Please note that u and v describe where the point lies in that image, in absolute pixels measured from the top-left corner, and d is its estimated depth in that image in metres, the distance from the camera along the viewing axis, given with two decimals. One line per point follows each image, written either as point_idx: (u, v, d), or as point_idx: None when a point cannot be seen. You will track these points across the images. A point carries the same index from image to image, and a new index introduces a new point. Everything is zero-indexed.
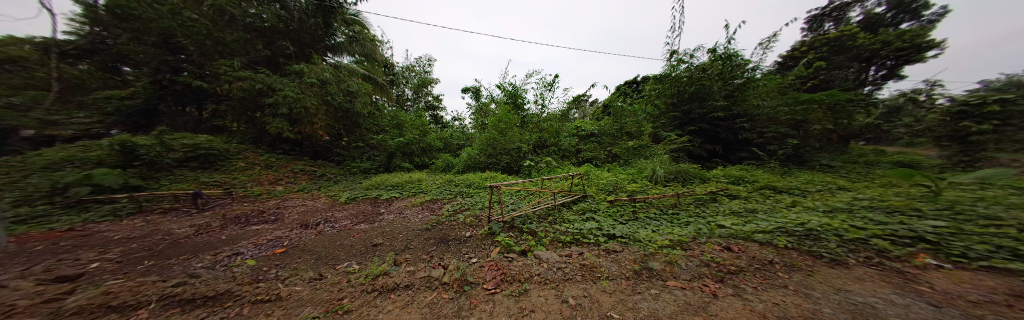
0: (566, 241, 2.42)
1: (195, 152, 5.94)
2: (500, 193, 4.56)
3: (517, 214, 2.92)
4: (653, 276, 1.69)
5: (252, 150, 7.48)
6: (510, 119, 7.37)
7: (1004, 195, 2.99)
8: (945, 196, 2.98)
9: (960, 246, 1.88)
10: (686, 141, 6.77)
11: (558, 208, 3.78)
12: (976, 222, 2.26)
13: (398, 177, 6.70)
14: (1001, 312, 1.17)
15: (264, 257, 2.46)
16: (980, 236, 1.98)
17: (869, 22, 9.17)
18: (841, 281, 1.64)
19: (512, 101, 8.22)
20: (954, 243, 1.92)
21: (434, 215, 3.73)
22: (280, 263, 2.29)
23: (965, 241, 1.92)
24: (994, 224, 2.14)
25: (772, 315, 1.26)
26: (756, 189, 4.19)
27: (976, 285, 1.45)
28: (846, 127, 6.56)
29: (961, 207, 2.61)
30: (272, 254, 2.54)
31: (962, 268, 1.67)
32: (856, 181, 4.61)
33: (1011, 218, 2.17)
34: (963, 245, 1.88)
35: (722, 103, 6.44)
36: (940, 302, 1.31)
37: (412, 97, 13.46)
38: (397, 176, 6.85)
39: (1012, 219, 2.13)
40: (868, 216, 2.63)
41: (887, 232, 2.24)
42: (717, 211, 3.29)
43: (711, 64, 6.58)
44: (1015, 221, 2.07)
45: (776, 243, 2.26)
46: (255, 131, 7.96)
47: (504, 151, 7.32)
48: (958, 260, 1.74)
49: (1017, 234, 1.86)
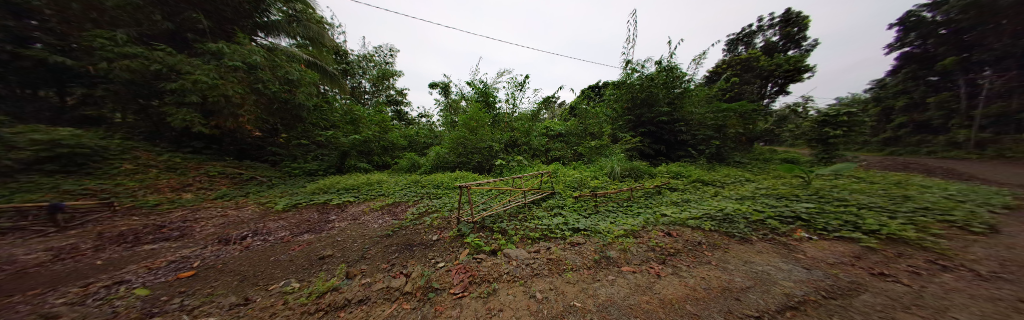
0: (535, 237, 2.51)
1: (56, 152, 4.21)
2: (471, 193, 4.49)
3: (487, 213, 2.91)
4: (610, 264, 1.86)
5: (146, 148, 5.73)
6: (482, 117, 7.22)
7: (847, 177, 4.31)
8: (814, 185, 4.00)
9: (824, 222, 2.59)
10: (638, 141, 7.65)
11: (528, 206, 3.89)
12: (834, 203, 3.18)
13: (353, 178, 6.04)
14: (846, 272, 1.70)
15: (163, 283, 1.93)
16: (837, 213, 2.77)
17: (768, 48, 11.75)
18: (747, 254, 2.06)
19: (485, 99, 8.08)
20: (820, 220, 2.63)
21: (398, 219, 3.46)
22: (187, 290, 1.83)
23: (826, 218, 2.67)
24: (844, 204, 3.08)
25: (700, 289, 1.53)
26: (690, 182, 4.97)
27: (832, 251, 2.02)
28: (752, 131, 8.24)
29: (821, 192, 3.57)
30: (176, 278, 2.02)
31: (823, 238, 2.30)
32: (758, 174, 5.84)
33: (853, 200, 3.17)
34: (826, 221, 2.59)
35: (666, 109, 7.46)
36: (810, 266, 1.79)
37: (370, 90, 12.22)
38: (353, 177, 6.16)
39: (853, 201, 3.12)
40: (765, 201, 3.38)
41: (777, 213, 2.91)
42: (661, 202, 3.80)
43: (657, 74, 7.54)
44: (855, 202, 3.04)
45: (703, 226, 2.73)
46: (151, 125, 6.12)
47: (475, 150, 7.20)
48: (821, 233, 2.40)
49: (855, 211, 2.75)
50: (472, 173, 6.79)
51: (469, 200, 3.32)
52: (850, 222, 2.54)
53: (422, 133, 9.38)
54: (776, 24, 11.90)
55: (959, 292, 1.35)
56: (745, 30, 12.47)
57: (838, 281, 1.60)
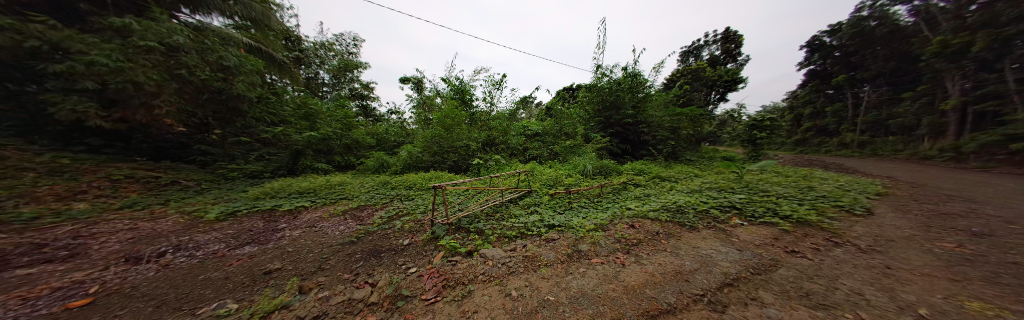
0: (512, 235, 2.53)
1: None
2: (448, 193, 4.34)
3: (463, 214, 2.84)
4: (582, 257, 1.97)
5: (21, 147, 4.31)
6: (458, 114, 6.98)
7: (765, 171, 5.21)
8: (746, 179, 4.76)
9: (752, 210, 3.13)
10: (608, 141, 8.21)
11: (506, 205, 3.89)
12: (759, 193, 3.86)
13: (310, 180, 5.42)
14: (768, 250, 2.12)
15: (46, 313, 1.46)
16: (762, 202, 3.37)
17: (712, 60, 13.60)
18: (696, 241, 2.37)
19: (462, 96, 7.86)
20: (749, 208, 3.17)
21: (365, 224, 3.19)
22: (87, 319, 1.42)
23: (754, 206, 3.23)
24: (766, 194, 3.77)
25: (658, 274, 1.71)
26: (652, 179, 5.50)
27: (759, 235, 2.46)
28: (701, 133, 9.43)
29: (751, 185, 4.27)
30: (66, 308, 1.53)
31: (752, 224, 2.78)
32: (705, 170, 6.73)
33: (771, 190, 3.90)
34: (754, 209, 3.14)
35: (630, 111, 8.12)
36: (742, 248, 2.16)
37: (330, 83, 11.02)
38: (310, 179, 5.52)
39: (771, 191, 3.85)
40: (710, 194, 3.92)
41: (719, 204, 3.39)
42: (627, 197, 4.14)
43: (624, 79, 8.18)
44: (772, 192, 3.75)
45: (661, 217, 3.05)
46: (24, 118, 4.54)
47: (451, 149, 6.96)
48: (750, 219, 2.90)
49: (773, 200, 3.38)
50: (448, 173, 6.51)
51: (443, 200, 3.22)
52: (772, 211, 3.08)
53: (393, 131, 9.23)
54: (718, 41, 13.87)
55: (845, 262, 1.88)
56: (695, 44, 14.23)
57: (761, 260, 1.94)
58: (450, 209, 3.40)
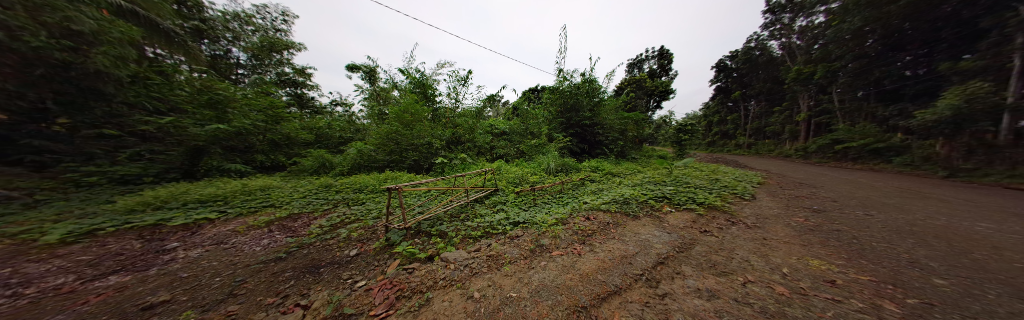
0: (476, 235, 2.48)
1: None
2: (407, 195, 3.99)
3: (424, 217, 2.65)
4: (544, 251, 2.07)
5: None
6: (419, 110, 6.48)
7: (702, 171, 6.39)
8: (676, 174, 5.76)
9: (680, 198, 3.81)
10: (568, 141, 8.80)
11: (471, 205, 3.80)
12: (684, 185, 4.71)
13: (223, 184, 4.33)
14: (689, 231, 2.60)
15: None
16: (685, 192, 4.13)
17: (651, 73, 15.92)
18: (638, 227, 2.75)
19: (423, 91, 7.36)
20: (677, 197, 3.84)
21: (300, 236, 2.69)
22: None
23: (681, 195, 3.94)
24: (689, 185, 4.63)
25: (608, 259, 1.93)
26: (604, 175, 6.13)
27: (684, 219, 3.00)
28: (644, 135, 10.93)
29: (679, 179, 5.18)
30: None
31: (678, 210, 3.38)
32: (647, 166, 7.83)
33: (691, 182, 4.81)
34: (680, 198, 3.83)
35: (587, 114, 8.85)
36: (671, 231, 2.60)
37: (247, 64, 8.90)
38: (223, 183, 4.41)
39: (691, 183, 4.74)
40: (649, 186, 4.60)
41: (655, 195, 4.02)
42: (585, 192, 4.53)
43: (582, 84, 8.89)
44: (692, 184, 4.62)
45: (611, 209, 3.43)
46: None
47: (411, 147, 6.39)
48: (677, 206, 3.52)
49: (692, 190, 4.17)
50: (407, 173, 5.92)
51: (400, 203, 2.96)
52: (693, 198, 3.80)
53: (341, 126, 8.72)
54: (655, 57, 16.34)
55: (742, 237, 2.44)
56: (639, 58, 16.48)
57: (683, 240, 2.37)
58: (409, 212, 3.13)
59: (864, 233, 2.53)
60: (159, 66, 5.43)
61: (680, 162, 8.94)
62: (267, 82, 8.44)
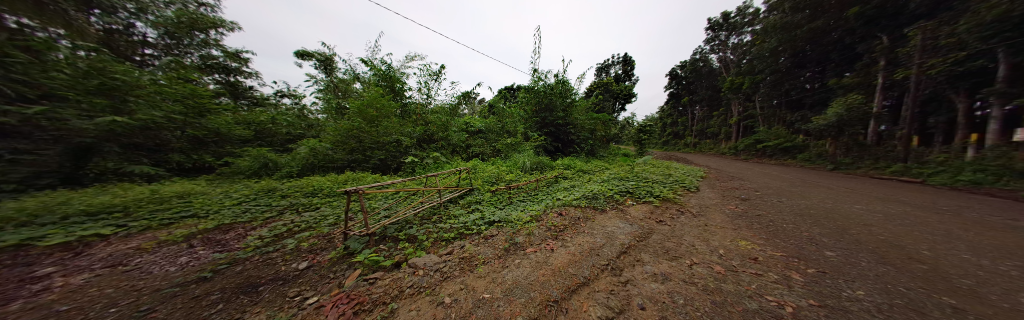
0: (449, 237, 2.39)
1: None
2: (373, 198, 3.66)
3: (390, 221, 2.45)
4: (517, 249, 2.08)
5: None
6: (385, 105, 5.97)
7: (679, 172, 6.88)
8: (637, 170, 6.35)
9: (640, 192, 4.21)
10: (543, 140, 9.00)
11: (444, 206, 3.64)
12: (645, 180, 5.21)
13: (125, 190, 3.42)
14: (647, 222, 2.88)
15: None
16: (644, 186, 4.58)
17: (617, 77, 17.22)
18: (605, 221, 2.95)
19: (390, 85, 6.82)
20: (638, 191, 4.24)
21: (234, 251, 2.23)
22: None
23: (641, 189, 4.36)
24: (648, 180, 5.14)
25: (577, 253, 2.03)
26: (576, 172, 6.44)
27: (644, 211, 3.33)
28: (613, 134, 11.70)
29: (640, 174, 5.72)
30: None
31: (639, 203, 3.73)
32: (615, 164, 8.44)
33: (650, 177, 5.35)
34: (640, 191, 4.24)
35: (560, 114, 9.14)
36: (633, 222, 2.85)
37: (159, 50, 6.42)
38: (127, 189, 3.53)
39: (649, 178, 5.27)
40: (614, 182, 4.98)
41: (620, 189, 4.38)
42: (558, 188, 4.70)
43: (556, 85, 9.14)
44: (650, 179, 5.14)
45: (581, 204, 3.62)
46: None
47: (377, 146, 5.86)
48: (638, 199, 3.88)
49: (650, 184, 4.64)
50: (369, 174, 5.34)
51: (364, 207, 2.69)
52: (651, 192, 4.24)
53: (289, 120, 7.37)
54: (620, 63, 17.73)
55: (691, 225, 2.80)
56: (606, 64, 17.78)
57: (643, 230, 2.63)
58: (374, 216, 2.88)
59: (777, 216, 3.11)
60: (29, 40, 3.24)
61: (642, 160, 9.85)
62: (189, 68, 6.62)
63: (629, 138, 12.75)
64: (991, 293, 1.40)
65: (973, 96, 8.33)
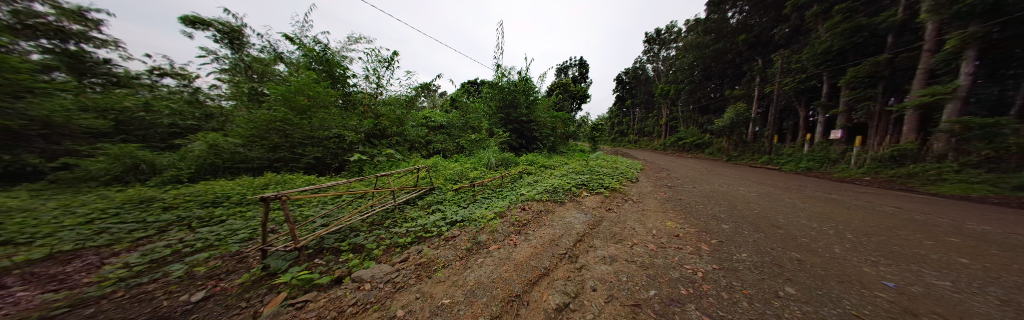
0: (405, 243, 2.18)
1: None
2: (307, 205, 3.04)
3: (329, 231, 2.06)
4: (480, 247, 2.04)
5: None
6: (320, 93, 5.00)
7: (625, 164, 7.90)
8: (592, 164, 7.00)
9: (594, 184, 4.66)
10: (508, 136, 9.03)
11: (399, 208, 3.29)
12: (597, 173, 5.78)
13: None
14: (599, 211, 3.19)
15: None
16: (597, 179, 5.10)
17: (574, 78, 18.53)
18: (564, 212, 3.16)
19: (328, 71, 5.75)
20: (592, 183, 4.69)
21: (82, 288, 1.44)
22: None
23: (593, 181, 4.84)
24: (600, 173, 5.72)
25: (538, 246, 2.10)
26: (539, 167, 6.72)
27: (596, 201, 3.69)
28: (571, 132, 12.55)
29: (595, 168, 6.33)
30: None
31: (593, 194, 4.13)
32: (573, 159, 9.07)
33: (601, 171, 5.97)
34: (594, 183, 4.70)
35: (524, 110, 9.25)
36: (588, 213, 3.12)
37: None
38: None
39: (601, 171, 5.89)
40: (572, 175, 5.38)
41: (576, 182, 4.75)
42: (523, 184, 4.81)
43: (520, 82, 9.22)
44: (602, 173, 5.74)
45: (543, 197, 3.80)
46: None
47: (311, 142, 4.89)
48: (592, 190, 4.29)
49: (601, 177, 5.18)
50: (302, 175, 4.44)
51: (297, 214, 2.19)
52: (602, 183, 4.72)
53: (177, 108, 4.96)
54: (576, 65, 19.13)
55: (635, 211, 3.23)
56: (565, 65, 18.86)
57: (595, 218, 2.91)
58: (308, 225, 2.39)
59: (692, 199, 3.88)
60: None
61: (596, 155, 10.88)
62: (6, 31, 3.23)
63: (585, 135, 13.90)
64: (817, 246, 2.07)
65: (805, 107, 11.96)
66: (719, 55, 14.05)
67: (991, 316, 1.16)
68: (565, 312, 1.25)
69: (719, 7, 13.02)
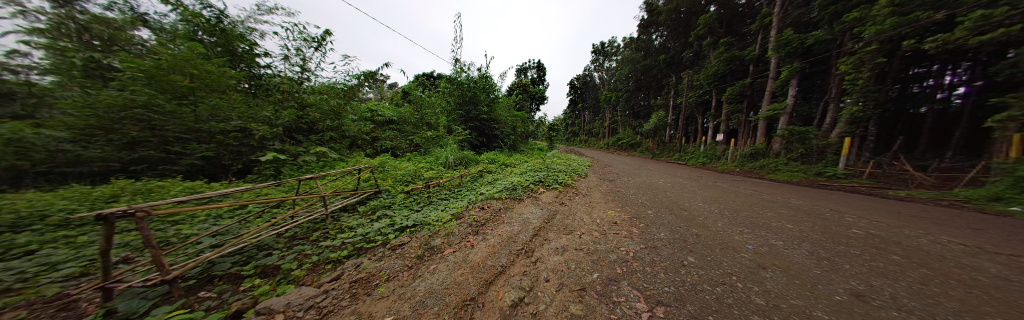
0: (340, 257, 1.86)
1: None
2: (191, 221, 2.19)
3: (228, 251, 1.56)
4: (433, 253, 1.90)
5: None
6: (207, 73, 3.60)
7: (577, 162, 8.66)
8: (550, 162, 7.40)
9: (550, 181, 4.95)
10: (467, 134, 8.67)
11: (332, 217, 2.77)
12: (556, 170, 6.14)
13: None
14: (554, 206, 3.39)
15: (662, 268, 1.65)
16: (553, 175, 5.44)
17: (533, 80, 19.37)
18: (522, 209, 3.26)
19: (222, 46, 4.19)
20: (549, 180, 4.98)
21: None
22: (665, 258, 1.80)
23: (550, 178, 5.14)
24: (556, 170, 6.10)
25: (496, 245, 2.09)
26: (500, 166, 6.74)
27: (552, 196, 3.93)
28: (530, 131, 12.94)
29: (552, 166, 6.73)
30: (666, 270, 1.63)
31: (550, 190, 4.39)
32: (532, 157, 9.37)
33: (557, 168, 6.38)
34: (551, 180, 4.98)
35: (485, 108, 8.96)
36: (544, 208, 3.28)
37: None
38: None
39: (557, 169, 6.27)
40: (531, 173, 5.57)
41: (535, 179, 4.95)
42: (483, 183, 4.72)
43: (480, 78, 8.92)
44: (558, 170, 6.14)
45: (502, 195, 3.81)
46: None
47: (198, 138, 3.47)
48: (550, 186, 4.56)
49: (557, 174, 5.54)
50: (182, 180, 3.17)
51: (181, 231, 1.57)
52: (557, 180, 5.06)
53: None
54: (535, 68, 20.00)
55: (585, 203, 3.57)
56: (525, 66, 19.53)
57: (550, 212, 3.09)
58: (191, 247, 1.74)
59: (628, 190, 4.54)
60: None
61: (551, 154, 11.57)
62: None
63: (543, 135, 14.64)
64: (708, 223, 2.70)
65: (703, 116, 15.52)
66: (648, 70, 16.82)
67: (800, 263, 1.77)
68: (520, 306, 1.28)
69: (647, 29, 15.27)
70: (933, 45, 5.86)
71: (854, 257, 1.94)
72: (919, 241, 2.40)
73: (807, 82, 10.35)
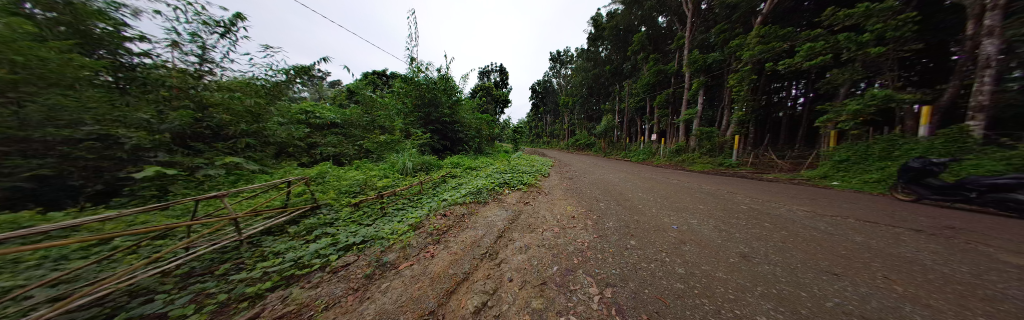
0: (264, 290, 1.53)
1: None
2: (10, 267, 1.28)
3: (95, 296, 1.10)
4: (386, 270, 1.72)
5: None
6: (45, 61, 1.96)
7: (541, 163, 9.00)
8: (516, 164, 7.52)
9: (515, 182, 5.01)
10: (428, 138, 8.15)
11: (251, 243, 2.24)
12: (524, 172, 6.19)
13: None
14: (518, 206, 3.47)
15: (603, 251, 1.91)
16: (518, 176, 5.53)
17: (496, 84, 19.70)
18: (486, 212, 3.22)
19: (70, 23, 2.35)
20: (514, 181, 5.05)
21: None
22: (613, 245, 2.02)
23: (516, 180, 5.21)
24: (523, 172, 6.14)
25: (462, 252, 2.01)
26: (465, 170, 6.58)
27: (516, 198, 3.99)
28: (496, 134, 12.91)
29: (517, 167, 6.85)
30: (609, 253, 1.86)
31: (514, 191, 4.46)
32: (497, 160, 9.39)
33: (522, 170, 6.49)
34: (517, 182, 5.04)
35: (448, 111, 8.55)
36: (509, 209, 3.33)
37: None
38: None
39: (523, 171, 6.36)
40: (497, 175, 5.56)
41: (501, 181, 4.96)
42: (446, 188, 4.51)
43: (440, 80, 8.51)
44: (523, 172, 6.21)
45: (466, 200, 3.71)
46: None
47: (22, 150, 1.90)
48: (515, 188, 4.62)
49: (522, 175, 5.64)
50: (26, 209, 1.89)
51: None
52: (522, 180, 5.19)
53: None
54: (498, 72, 20.36)
55: (548, 201, 3.75)
56: (487, 69, 19.67)
57: (514, 213, 3.15)
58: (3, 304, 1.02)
59: (584, 187, 4.97)
60: None
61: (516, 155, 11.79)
62: None
63: (508, 137, 14.84)
64: (647, 210, 3.16)
65: (642, 120, 18.13)
66: (598, 78, 18.85)
67: (710, 236, 2.22)
68: (483, 311, 1.26)
69: (596, 42, 17.31)
70: (785, 66, 8.20)
71: (743, 227, 2.54)
72: (782, 211, 3.30)
73: (713, 93, 13.16)
